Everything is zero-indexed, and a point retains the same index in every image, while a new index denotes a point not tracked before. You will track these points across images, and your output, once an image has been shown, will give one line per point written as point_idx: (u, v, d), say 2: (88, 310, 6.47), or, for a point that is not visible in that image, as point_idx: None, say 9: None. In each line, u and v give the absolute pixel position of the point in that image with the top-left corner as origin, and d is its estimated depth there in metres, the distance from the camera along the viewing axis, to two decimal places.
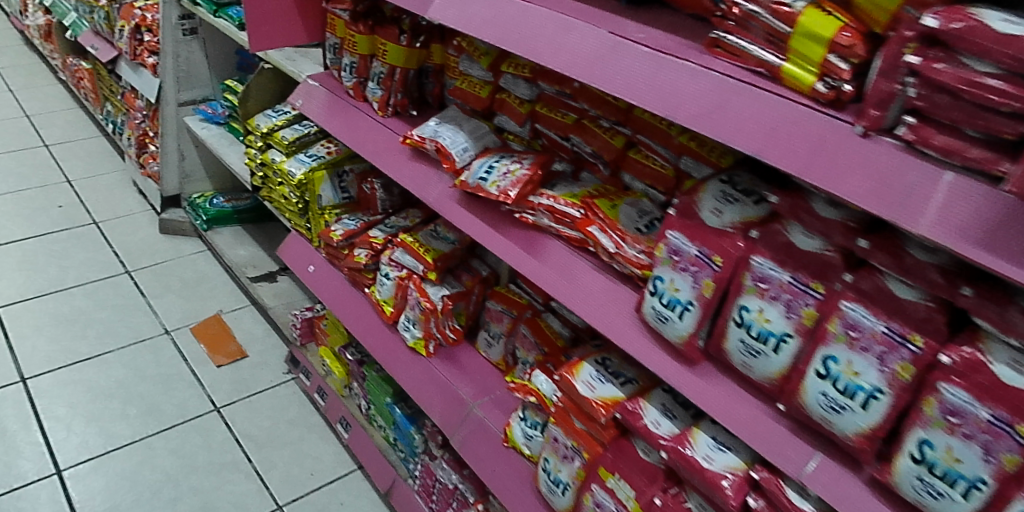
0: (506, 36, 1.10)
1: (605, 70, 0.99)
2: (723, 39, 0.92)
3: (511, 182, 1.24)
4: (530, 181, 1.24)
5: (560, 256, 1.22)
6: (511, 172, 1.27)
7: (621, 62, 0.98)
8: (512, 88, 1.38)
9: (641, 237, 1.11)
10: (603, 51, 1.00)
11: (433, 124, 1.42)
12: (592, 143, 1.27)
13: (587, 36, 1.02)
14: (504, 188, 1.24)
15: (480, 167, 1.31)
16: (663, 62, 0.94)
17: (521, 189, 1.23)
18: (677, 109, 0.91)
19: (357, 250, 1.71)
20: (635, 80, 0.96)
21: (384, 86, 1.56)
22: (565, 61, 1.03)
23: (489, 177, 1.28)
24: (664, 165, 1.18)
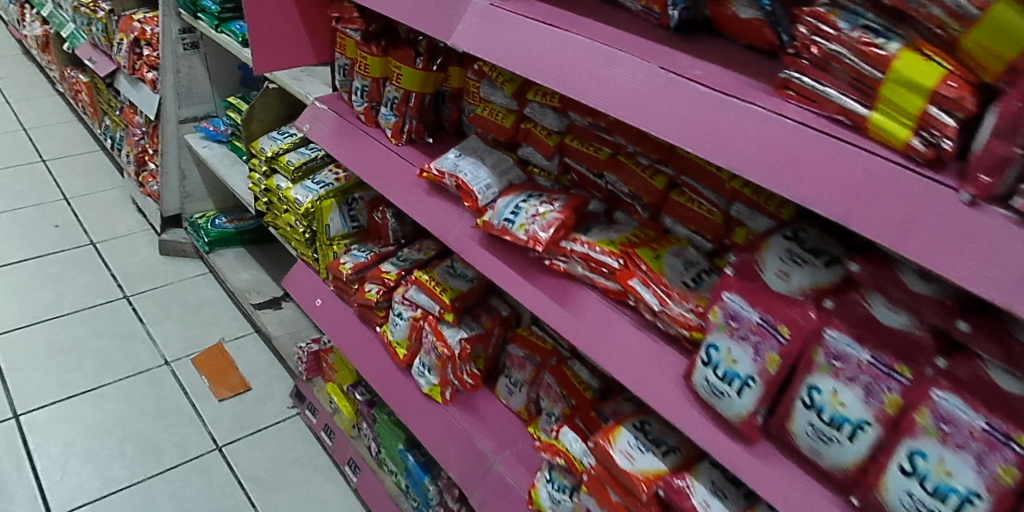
0: (538, 68, 0.99)
1: (654, 111, 0.87)
2: (796, 81, 0.79)
3: (541, 225, 1.12)
4: (561, 224, 1.11)
5: (595, 308, 1.09)
6: (540, 213, 1.14)
7: (675, 102, 0.85)
8: (539, 118, 1.25)
9: (690, 294, 0.99)
10: (652, 89, 0.87)
11: (452, 157, 1.30)
12: (630, 183, 1.14)
13: (634, 71, 0.90)
14: (533, 232, 1.12)
15: (506, 207, 1.19)
16: (725, 104, 0.81)
17: (552, 233, 1.11)
18: (743, 162, 0.78)
19: (368, 285, 1.60)
20: (691, 124, 0.83)
21: (397, 112, 1.45)
22: (606, 99, 0.91)
23: (516, 219, 1.16)
24: (711, 210, 1.05)
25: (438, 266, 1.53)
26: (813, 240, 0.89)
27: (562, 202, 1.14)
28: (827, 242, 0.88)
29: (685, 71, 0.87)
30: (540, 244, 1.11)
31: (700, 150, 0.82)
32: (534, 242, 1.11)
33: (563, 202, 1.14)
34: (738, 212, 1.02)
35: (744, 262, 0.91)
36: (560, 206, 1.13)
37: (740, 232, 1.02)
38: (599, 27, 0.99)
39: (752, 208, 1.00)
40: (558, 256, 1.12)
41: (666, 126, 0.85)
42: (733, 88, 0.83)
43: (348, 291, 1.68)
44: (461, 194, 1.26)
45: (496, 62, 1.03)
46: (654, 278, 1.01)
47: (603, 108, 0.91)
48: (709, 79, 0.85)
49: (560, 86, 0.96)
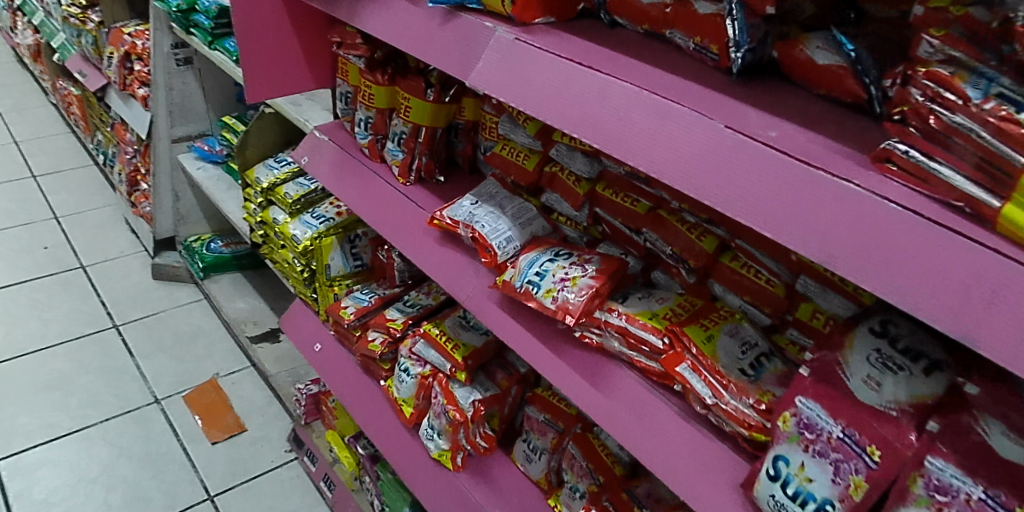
0: (574, 119, 0.84)
1: (716, 182, 0.72)
2: (900, 152, 0.63)
3: (571, 292, 0.95)
4: (595, 291, 0.94)
5: (630, 388, 0.93)
6: (569, 276, 0.98)
7: (742, 173, 0.70)
8: (566, 161, 1.09)
9: (750, 387, 0.83)
10: (713, 152, 0.72)
11: (468, 204, 1.15)
12: (673, 242, 0.97)
13: (691, 129, 0.74)
14: (563, 299, 0.95)
15: (529, 267, 1.02)
16: (808, 178, 0.66)
17: (586, 301, 0.94)
18: (834, 255, 0.63)
19: (374, 335, 1.47)
20: (764, 203, 0.68)
21: (405, 149, 1.31)
22: (657, 163, 0.76)
23: (541, 282, 0.99)
24: (771, 280, 0.89)
25: (448, 317, 1.38)
26: (905, 335, 0.75)
27: (597, 264, 0.98)
28: (926, 345, 0.74)
29: (754, 131, 0.72)
30: (571, 314, 0.94)
31: (778, 237, 0.67)
32: (563, 312, 0.95)
33: (598, 265, 0.98)
34: (804, 287, 0.86)
35: (822, 359, 0.75)
36: (594, 269, 0.97)
37: (806, 309, 0.87)
38: (641, 68, 0.84)
39: (823, 284, 0.84)
40: (592, 328, 0.95)
41: (732, 203, 0.70)
42: (815, 155, 0.68)
43: (344, 337, 1.59)
44: (478, 248, 1.10)
45: (524, 108, 0.89)
46: (706, 363, 0.85)
47: (654, 171, 0.77)
48: (785, 142, 0.70)
49: (600, 141, 0.81)
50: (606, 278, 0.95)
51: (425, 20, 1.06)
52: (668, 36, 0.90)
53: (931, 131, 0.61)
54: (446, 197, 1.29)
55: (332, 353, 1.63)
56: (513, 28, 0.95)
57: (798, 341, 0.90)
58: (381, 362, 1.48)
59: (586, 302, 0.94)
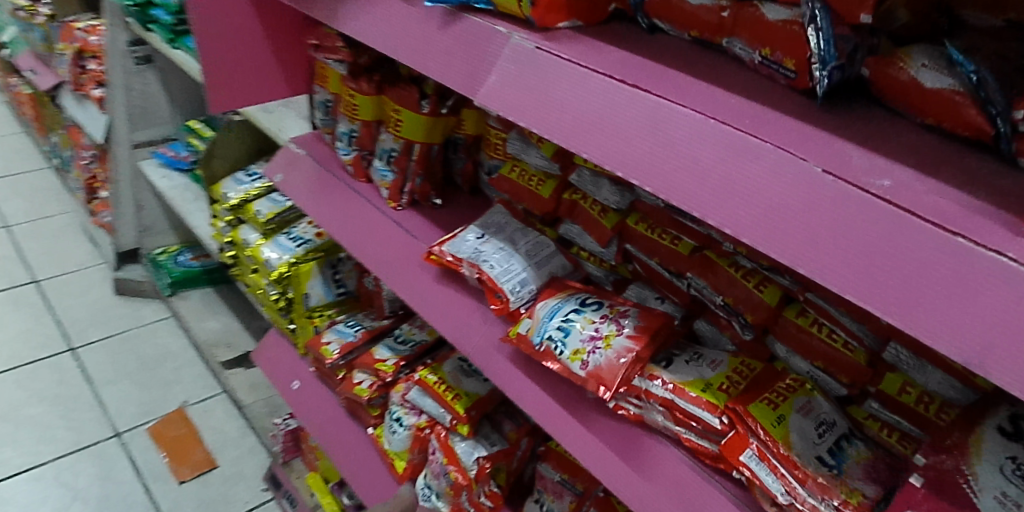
0: (621, 155, 0.67)
1: (817, 244, 0.55)
2: None
3: (605, 356, 0.78)
4: (635, 356, 0.77)
5: (674, 469, 0.76)
6: (602, 334, 0.80)
7: (853, 232, 0.53)
8: (591, 189, 0.92)
9: (834, 483, 0.66)
10: (808, 204, 0.56)
11: (472, 239, 0.97)
12: (726, 292, 0.80)
13: (776, 171, 0.58)
14: (595, 364, 0.78)
15: (551, 321, 0.85)
16: (944, 244, 0.49)
17: (626, 370, 0.76)
18: (990, 352, 0.47)
19: (358, 377, 1.33)
20: (882, 276, 0.52)
21: (396, 169, 1.14)
22: (733, 215, 0.60)
23: (567, 341, 0.82)
24: (849, 344, 0.73)
25: (447, 361, 1.22)
26: None
27: (637, 319, 0.80)
28: None
29: (861, 175, 0.55)
30: (605, 386, 0.76)
31: (905, 321, 0.51)
32: (595, 383, 0.77)
33: (639, 321, 0.79)
34: (894, 356, 0.69)
35: (939, 467, 0.57)
36: (633, 327, 0.79)
37: (893, 381, 0.71)
38: (695, 84, 0.67)
39: (921, 356, 0.68)
40: (630, 397, 0.78)
41: (836, 274, 0.54)
42: (948, 210, 0.51)
43: (329, 377, 1.44)
44: (487, 292, 0.93)
45: (555, 140, 0.72)
46: (777, 451, 0.68)
47: (727, 226, 0.60)
48: (904, 190, 0.53)
49: (655, 184, 0.64)
50: (648, 338, 0.77)
51: (421, 21, 0.88)
52: (724, 45, 0.73)
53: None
54: (443, 225, 1.12)
55: (316, 393, 1.49)
56: (532, 35, 0.77)
57: (880, 415, 0.74)
58: (370, 409, 1.33)
59: (624, 371, 0.76)
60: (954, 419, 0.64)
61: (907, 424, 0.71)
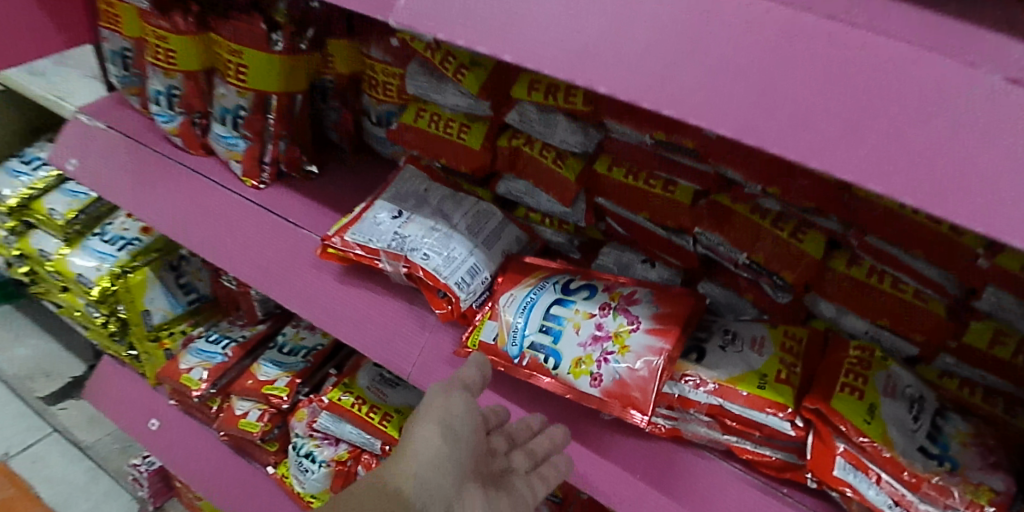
0: (669, 83, 0.40)
1: (1003, 189, 0.34)
2: None
3: (623, 364, 0.56)
4: (666, 358, 0.55)
5: (725, 491, 0.57)
6: (608, 334, 0.58)
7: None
8: (541, 131, 0.68)
9: (955, 479, 0.50)
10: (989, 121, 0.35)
11: (387, 219, 0.70)
12: (752, 247, 0.61)
13: (935, 84, 0.36)
14: (613, 377, 0.56)
15: (530, 324, 0.61)
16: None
17: (658, 378, 0.55)
18: None
19: (242, 408, 1.04)
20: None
21: (247, 135, 0.82)
22: (874, 158, 0.36)
23: (560, 349, 0.59)
24: (924, 295, 0.57)
25: (360, 372, 0.97)
26: None
27: (651, 306, 0.59)
28: None
29: None
30: (632, 408, 0.55)
31: None
32: (618, 405, 0.56)
33: (654, 307, 0.59)
34: (992, 301, 0.53)
35: None
36: (650, 317, 0.58)
37: (980, 330, 0.56)
38: None
39: None
40: (658, 408, 0.58)
41: None
42: None
43: (196, 410, 1.12)
44: (424, 290, 0.67)
45: (548, 70, 0.42)
46: (877, 455, 0.51)
47: (856, 175, 0.36)
48: None
49: (735, 122, 0.38)
50: (674, 329, 0.57)
51: None
52: None
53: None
54: (329, 203, 0.83)
55: (181, 430, 1.16)
56: None
57: (956, 371, 0.58)
58: (266, 445, 1.05)
59: (656, 381, 0.55)
60: None
61: (993, 378, 0.56)
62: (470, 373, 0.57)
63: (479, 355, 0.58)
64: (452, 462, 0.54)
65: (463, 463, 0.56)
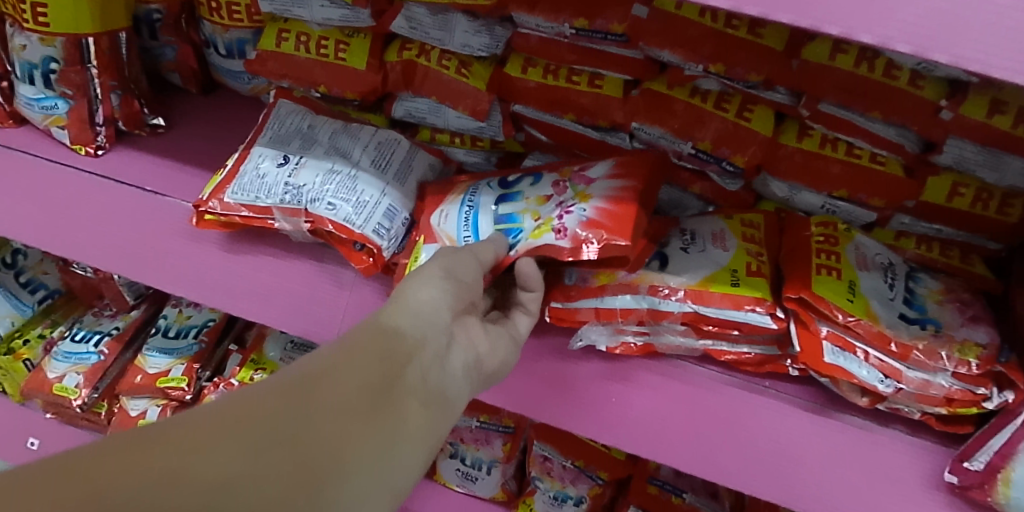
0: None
1: None
2: None
3: (588, 206, 0.50)
4: (633, 192, 0.51)
5: (710, 396, 0.54)
6: (568, 196, 0.53)
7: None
8: (440, 38, 0.58)
9: (935, 343, 0.50)
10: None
11: (272, 168, 0.58)
12: (698, 134, 0.56)
13: None
14: (577, 221, 0.50)
15: (477, 220, 0.54)
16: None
17: (630, 205, 0.50)
18: None
19: (139, 408, 0.90)
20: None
21: (68, 92, 0.65)
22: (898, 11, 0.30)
23: (517, 229, 0.52)
24: (877, 157, 0.55)
25: (270, 342, 0.87)
26: None
27: (608, 164, 0.55)
28: None
29: None
30: (610, 236, 0.48)
31: None
32: (591, 240, 0.48)
33: (611, 164, 0.54)
34: (953, 155, 0.53)
35: None
36: (610, 167, 0.54)
37: (939, 184, 0.55)
38: None
39: (989, 147, 0.52)
40: (628, 325, 0.53)
41: None
42: None
43: (81, 420, 0.96)
44: (337, 245, 0.57)
45: None
46: (862, 333, 0.49)
47: (874, 35, 0.31)
48: None
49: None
50: (637, 171, 0.53)
51: None
52: None
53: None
54: (189, 157, 0.69)
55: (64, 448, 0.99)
56: None
57: (912, 229, 0.58)
58: None
59: (625, 206, 0.50)
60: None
61: (948, 230, 0.57)
62: (501, 240, 0.51)
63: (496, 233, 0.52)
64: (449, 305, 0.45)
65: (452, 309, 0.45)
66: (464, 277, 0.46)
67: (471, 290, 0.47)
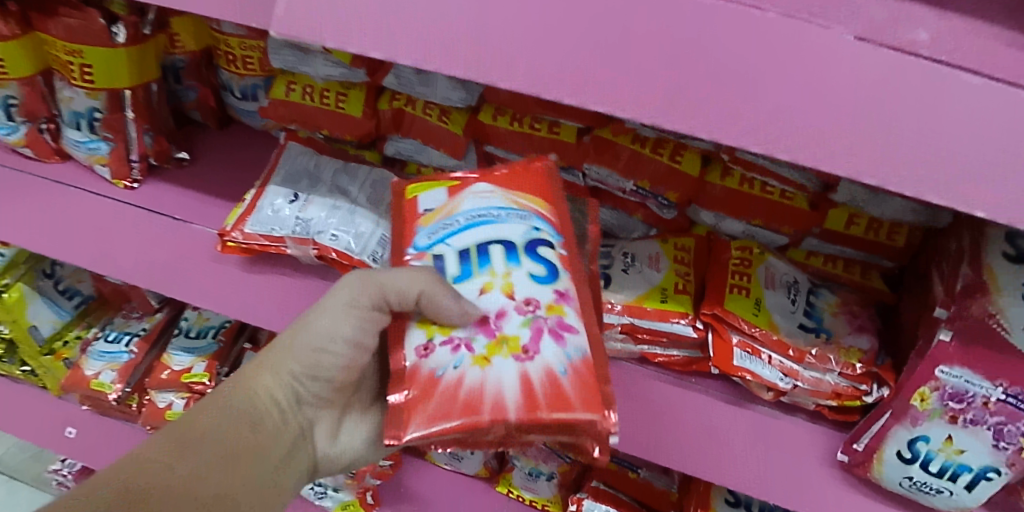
0: (561, 67, 0.43)
1: (839, 138, 0.41)
2: None
3: (460, 368, 0.49)
4: (490, 415, 0.47)
5: (646, 389, 0.65)
6: (497, 333, 0.50)
7: (929, 104, 0.39)
8: (423, 91, 0.69)
9: (826, 348, 0.62)
10: (850, 67, 0.40)
11: (286, 203, 0.70)
12: (639, 175, 0.67)
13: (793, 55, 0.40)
14: (435, 370, 0.49)
15: (472, 225, 0.54)
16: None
17: (462, 422, 0.47)
18: None
19: (166, 400, 1.02)
20: (951, 162, 0.40)
21: (109, 136, 0.77)
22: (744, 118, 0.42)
23: (467, 275, 0.52)
24: (788, 192, 0.66)
25: None
26: None
27: (561, 366, 0.48)
28: None
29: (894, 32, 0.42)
30: (413, 418, 0.48)
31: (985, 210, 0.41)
32: (413, 392, 0.49)
33: (559, 371, 0.48)
34: (847, 194, 0.64)
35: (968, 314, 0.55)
36: (540, 373, 0.48)
37: (837, 215, 0.66)
38: None
39: (876, 187, 0.62)
40: None
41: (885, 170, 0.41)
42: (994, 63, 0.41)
43: (115, 411, 1.08)
44: (341, 270, 0.68)
45: (451, 70, 0.45)
46: (766, 340, 0.61)
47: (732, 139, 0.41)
48: (947, 44, 0.41)
49: (624, 99, 0.43)
50: (542, 402, 0.47)
51: None
52: None
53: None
54: (210, 188, 0.80)
55: (100, 435, 1.11)
56: None
57: (820, 250, 0.70)
58: None
59: (462, 414, 0.47)
60: (911, 242, 0.66)
61: (850, 251, 0.68)
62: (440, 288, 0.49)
63: (467, 247, 0.53)
64: (312, 389, 0.57)
65: (308, 401, 0.58)
66: (335, 375, 0.57)
67: (337, 381, 0.58)
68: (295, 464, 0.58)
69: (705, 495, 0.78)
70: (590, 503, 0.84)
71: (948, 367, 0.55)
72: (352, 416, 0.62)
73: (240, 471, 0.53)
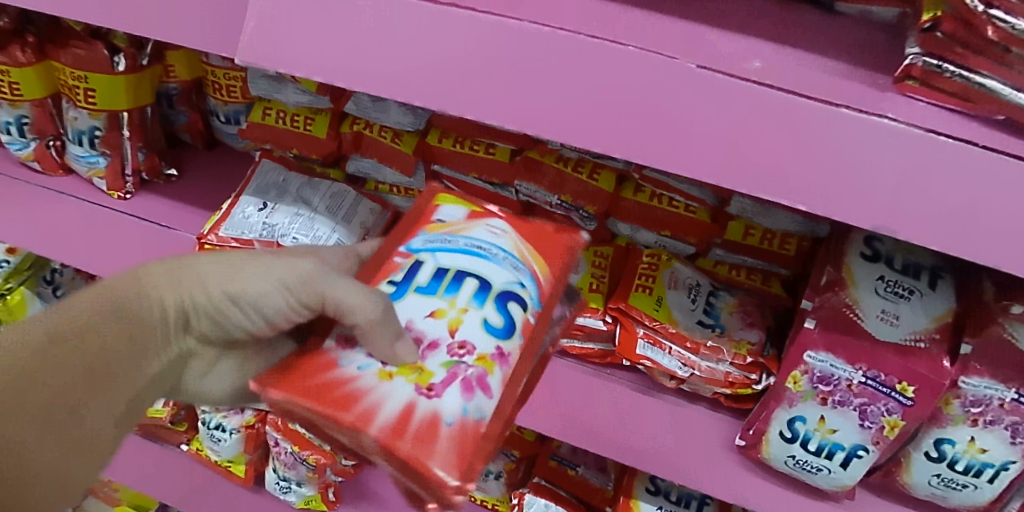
0: (452, 87, 0.51)
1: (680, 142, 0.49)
2: (935, 70, 0.46)
3: (365, 367, 0.50)
4: (354, 421, 0.47)
5: (564, 378, 0.73)
6: (422, 356, 0.51)
7: (753, 115, 0.47)
8: (377, 117, 0.80)
9: (720, 341, 0.70)
10: (683, 88, 0.48)
11: (256, 211, 0.80)
12: (561, 190, 0.77)
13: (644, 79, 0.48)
14: (341, 361, 0.51)
15: (463, 252, 0.56)
16: (838, 123, 0.46)
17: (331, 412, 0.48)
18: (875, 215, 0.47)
19: None
20: (774, 172, 0.48)
21: (107, 151, 0.87)
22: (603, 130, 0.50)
23: (431, 290, 0.54)
24: (691, 207, 0.76)
25: None
26: (894, 253, 0.68)
27: (449, 417, 0.48)
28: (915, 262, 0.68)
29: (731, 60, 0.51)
30: (289, 387, 0.50)
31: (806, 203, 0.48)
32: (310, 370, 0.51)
33: (445, 421, 0.48)
34: (739, 208, 0.74)
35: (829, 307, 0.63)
36: (425, 412, 0.48)
37: (735, 228, 0.76)
38: None
39: (763, 202, 0.72)
40: None
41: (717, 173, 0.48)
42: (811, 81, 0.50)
43: None
44: None
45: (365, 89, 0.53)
46: (666, 332, 0.70)
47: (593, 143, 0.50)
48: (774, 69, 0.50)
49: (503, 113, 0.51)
50: (408, 434, 0.47)
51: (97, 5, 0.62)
52: None
53: (969, 35, 0.45)
54: (193, 199, 0.91)
55: None
56: None
57: (726, 259, 0.79)
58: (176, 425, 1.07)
59: (332, 404, 0.48)
60: (801, 249, 0.75)
61: (751, 260, 0.77)
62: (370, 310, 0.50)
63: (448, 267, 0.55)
64: (209, 326, 0.58)
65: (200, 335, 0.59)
66: (237, 329, 0.58)
67: (234, 331, 0.58)
68: (161, 383, 0.59)
69: (628, 484, 0.85)
70: (530, 496, 0.91)
71: (814, 353, 0.62)
72: (232, 360, 0.63)
73: (104, 384, 0.51)
